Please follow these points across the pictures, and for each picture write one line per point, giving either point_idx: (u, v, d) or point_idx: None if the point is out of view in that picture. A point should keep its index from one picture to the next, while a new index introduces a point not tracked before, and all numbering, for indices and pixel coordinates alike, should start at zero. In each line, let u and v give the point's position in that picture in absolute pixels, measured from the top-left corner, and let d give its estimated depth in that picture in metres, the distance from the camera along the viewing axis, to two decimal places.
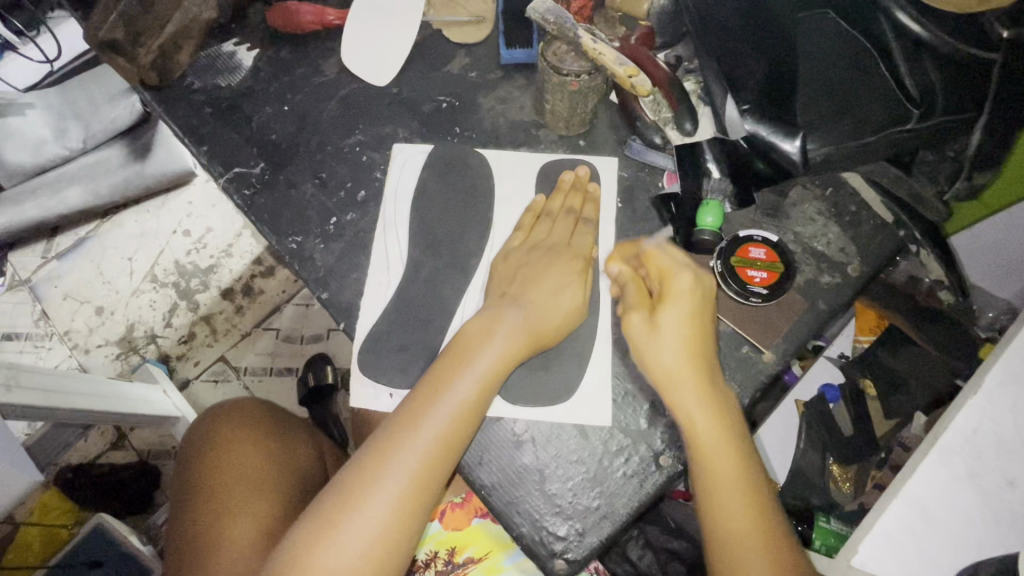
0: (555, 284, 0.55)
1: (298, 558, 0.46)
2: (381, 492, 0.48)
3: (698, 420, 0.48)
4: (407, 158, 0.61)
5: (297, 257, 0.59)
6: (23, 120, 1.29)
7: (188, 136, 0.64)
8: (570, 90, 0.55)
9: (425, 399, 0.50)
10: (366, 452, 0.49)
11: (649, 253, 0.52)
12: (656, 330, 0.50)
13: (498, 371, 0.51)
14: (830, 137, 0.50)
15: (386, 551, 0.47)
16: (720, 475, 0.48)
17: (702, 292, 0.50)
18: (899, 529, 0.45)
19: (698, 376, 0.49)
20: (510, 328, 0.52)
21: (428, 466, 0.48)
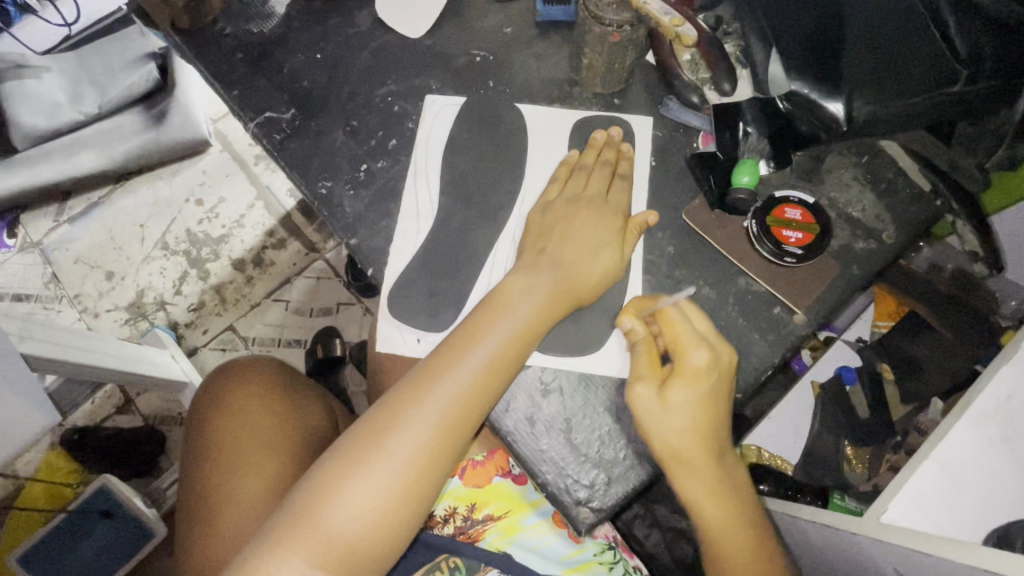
0: (593, 243, 0.54)
1: (321, 490, 0.47)
2: (409, 433, 0.48)
3: (704, 504, 0.49)
4: (439, 110, 0.61)
5: (326, 203, 0.58)
6: (38, 83, 1.31)
7: (219, 81, 0.64)
8: (611, 42, 0.54)
9: (459, 347, 0.50)
10: (393, 396, 0.50)
11: (666, 316, 0.50)
12: (667, 408, 0.48)
13: (534, 324, 0.51)
14: (875, 98, 0.49)
15: (410, 492, 0.48)
16: (733, 559, 0.49)
17: (718, 371, 0.49)
18: (931, 489, 0.45)
19: (705, 459, 0.49)
20: (548, 283, 0.52)
21: (459, 413, 0.48)
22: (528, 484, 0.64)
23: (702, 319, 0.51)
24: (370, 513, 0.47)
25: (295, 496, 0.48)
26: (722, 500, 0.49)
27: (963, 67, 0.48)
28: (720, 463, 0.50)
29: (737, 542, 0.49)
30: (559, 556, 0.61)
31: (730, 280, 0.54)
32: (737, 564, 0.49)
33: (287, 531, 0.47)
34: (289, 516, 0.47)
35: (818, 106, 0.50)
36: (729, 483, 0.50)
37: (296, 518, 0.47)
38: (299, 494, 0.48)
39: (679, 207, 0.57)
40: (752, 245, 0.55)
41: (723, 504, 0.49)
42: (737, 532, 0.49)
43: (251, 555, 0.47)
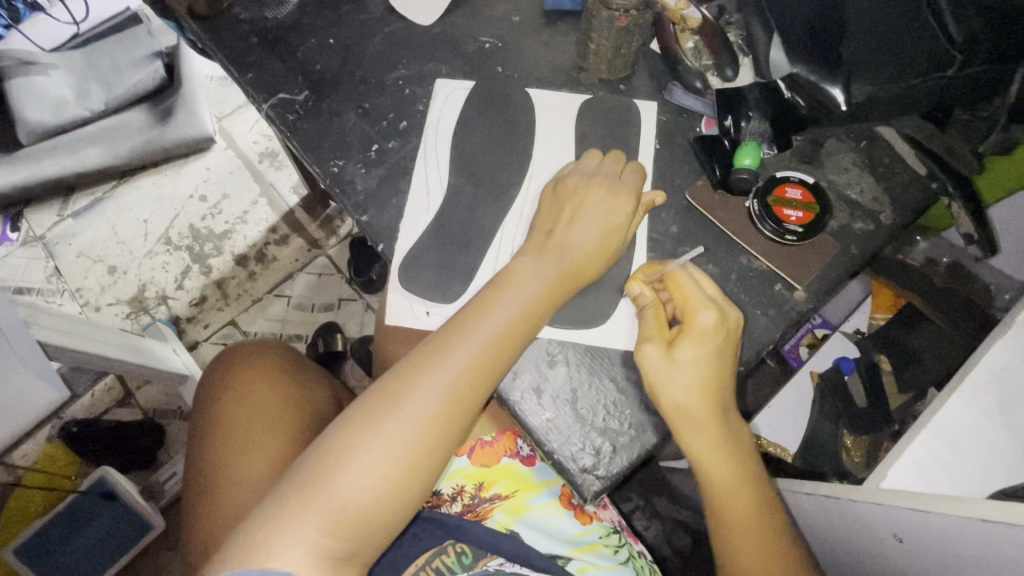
0: (601, 223, 0.54)
1: (332, 455, 0.46)
2: (421, 400, 0.48)
3: (709, 462, 0.50)
4: (449, 93, 0.62)
5: (338, 181, 0.59)
6: (47, 80, 1.37)
7: (234, 63, 0.65)
8: (618, 26, 0.56)
9: (472, 317, 0.51)
10: (405, 364, 0.50)
11: (675, 279, 0.51)
12: (674, 365, 0.49)
13: (546, 297, 0.51)
14: (875, 77, 0.52)
15: (422, 459, 0.48)
16: (736, 520, 0.50)
17: (724, 333, 0.49)
18: (929, 457, 0.46)
19: (712, 417, 0.49)
20: (558, 258, 0.53)
21: (472, 380, 0.49)
22: (535, 465, 0.64)
23: (710, 283, 0.52)
24: (381, 480, 0.46)
25: (303, 463, 0.47)
26: (728, 458, 0.50)
27: (959, 52, 0.48)
28: (726, 422, 0.50)
29: (738, 499, 0.50)
30: (566, 536, 0.61)
31: (732, 258, 0.56)
32: (740, 524, 0.50)
33: (294, 496, 0.45)
34: (297, 483, 0.46)
35: (818, 88, 0.54)
36: (733, 443, 0.51)
37: (303, 485, 0.46)
38: (307, 461, 0.47)
39: (682, 188, 0.58)
40: (755, 225, 0.56)
41: (728, 464, 0.50)
42: (741, 493, 0.50)
43: (256, 521, 0.45)
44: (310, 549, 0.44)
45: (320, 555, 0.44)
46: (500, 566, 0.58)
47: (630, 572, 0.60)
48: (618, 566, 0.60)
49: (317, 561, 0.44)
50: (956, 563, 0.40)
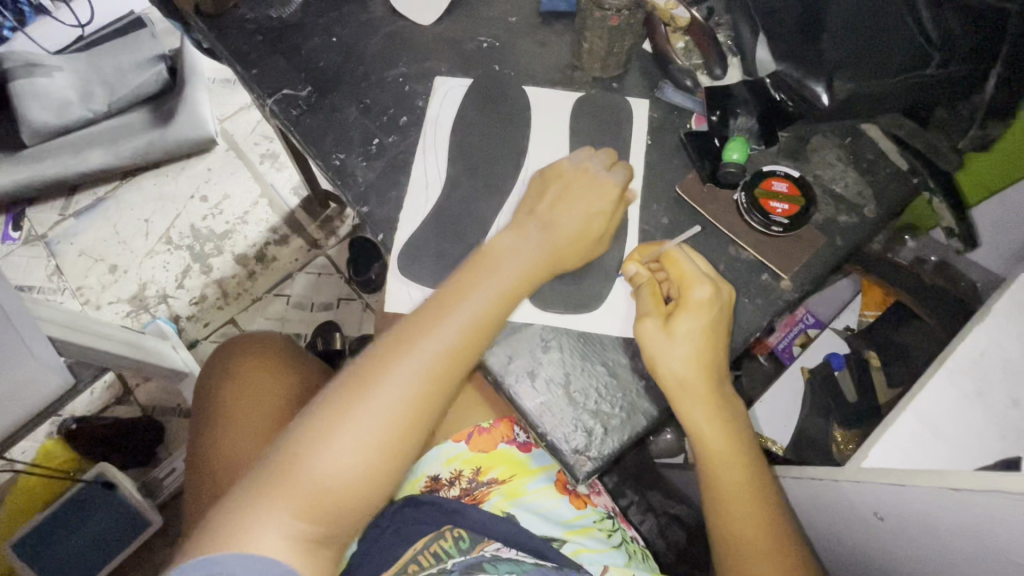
0: (583, 211, 0.56)
1: (305, 441, 0.47)
2: (396, 381, 0.49)
3: (707, 434, 0.51)
4: (448, 90, 0.64)
5: (340, 174, 0.61)
6: (50, 81, 1.39)
7: (238, 60, 0.67)
8: (610, 25, 0.58)
9: (445, 302, 0.52)
10: (381, 347, 0.51)
11: (671, 257, 0.54)
12: (672, 337, 0.51)
13: (521, 282, 0.53)
14: (856, 75, 0.53)
15: (398, 440, 0.49)
16: (730, 490, 0.51)
17: (719, 305, 0.52)
18: (909, 439, 0.47)
19: (709, 388, 0.51)
20: (531, 246, 0.54)
21: (447, 363, 0.50)
22: (532, 451, 0.66)
23: (704, 261, 0.54)
24: (355, 464, 0.47)
25: (276, 450, 0.48)
26: (723, 429, 0.52)
27: (934, 52, 0.51)
28: (722, 394, 0.52)
29: (733, 470, 0.52)
30: (562, 519, 0.62)
31: (721, 248, 0.58)
32: (734, 494, 0.51)
33: (268, 482, 0.46)
34: (270, 469, 0.46)
35: (803, 85, 0.56)
36: (728, 415, 0.53)
37: (277, 471, 0.46)
38: (280, 448, 0.48)
39: (673, 181, 0.60)
40: (743, 218, 0.58)
41: (724, 435, 0.52)
42: (735, 464, 0.52)
43: (228, 507, 0.45)
44: (284, 534, 0.44)
45: (295, 540, 0.44)
46: (497, 551, 0.57)
47: (624, 555, 0.61)
48: (612, 548, 0.61)
49: (292, 545, 0.44)
50: (933, 531, 0.42)
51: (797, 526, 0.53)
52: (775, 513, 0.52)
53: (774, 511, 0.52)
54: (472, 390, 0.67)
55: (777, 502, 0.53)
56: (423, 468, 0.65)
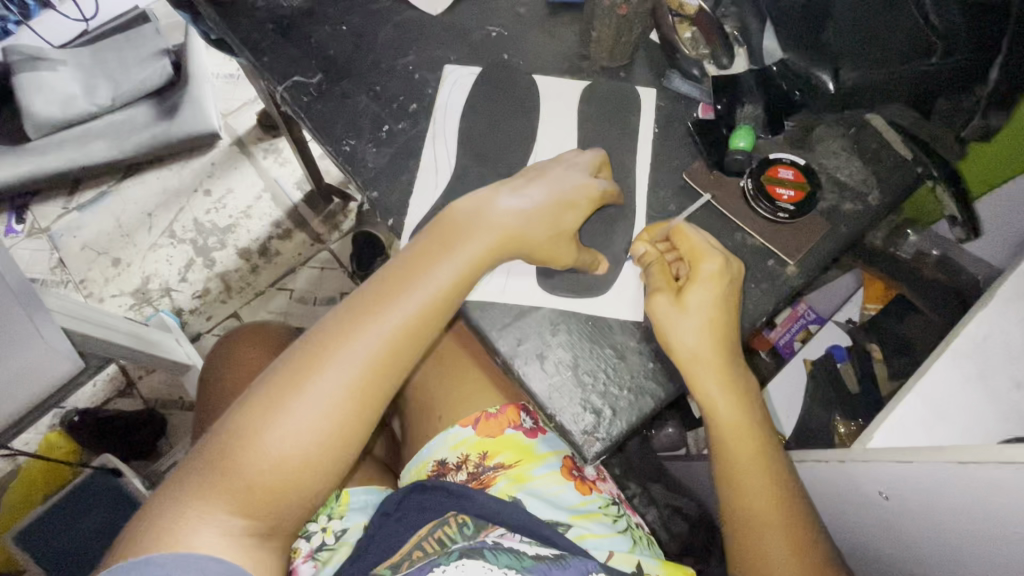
0: (551, 204, 0.54)
1: (239, 438, 0.47)
2: (333, 373, 0.49)
3: (719, 405, 0.52)
4: (457, 78, 0.65)
5: (350, 159, 0.62)
6: (54, 75, 1.40)
7: (249, 48, 0.68)
8: (619, 14, 0.59)
9: (385, 294, 0.52)
10: (320, 337, 0.51)
11: (681, 231, 0.54)
12: (684, 310, 0.51)
13: (467, 273, 0.53)
14: (860, 62, 0.56)
15: (337, 429, 0.49)
16: (743, 461, 0.52)
17: (729, 278, 0.52)
18: (912, 420, 0.48)
19: (722, 360, 0.51)
20: (479, 236, 0.53)
21: (386, 356, 0.50)
22: (537, 437, 0.67)
23: (713, 236, 0.55)
24: (292, 458, 0.48)
25: (211, 446, 0.48)
26: (737, 401, 0.52)
27: (940, 40, 0.51)
28: (735, 367, 0.52)
29: (744, 443, 0.52)
30: (567, 504, 0.63)
31: (728, 234, 0.58)
32: (745, 467, 0.52)
33: (205, 479, 0.47)
34: (206, 465, 0.47)
35: (807, 73, 0.59)
36: (742, 387, 0.53)
37: (213, 467, 0.47)
38: (215, 443, 0.48)
39: (680, 169, 0.61)
40: (749, 205, 0.59)
41: (736, 407, 0.52)
42: (747, 436, 0.52)
43: (166, 504, 0.47)
44: (223, 529, 0.46)
45: (232, 535, 0.46)
46: (501, 537, 0.57)
47: (628, 541, 0.61)
48: (617, 534, 0.61)
49: (230, 540, 0.46)
50: (936, 506, 0.43)
51: (807, 497, 0.54)
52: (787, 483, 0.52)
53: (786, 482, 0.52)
54: (476, 379, 0.68)
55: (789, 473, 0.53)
56: (429, 453, 0.66)
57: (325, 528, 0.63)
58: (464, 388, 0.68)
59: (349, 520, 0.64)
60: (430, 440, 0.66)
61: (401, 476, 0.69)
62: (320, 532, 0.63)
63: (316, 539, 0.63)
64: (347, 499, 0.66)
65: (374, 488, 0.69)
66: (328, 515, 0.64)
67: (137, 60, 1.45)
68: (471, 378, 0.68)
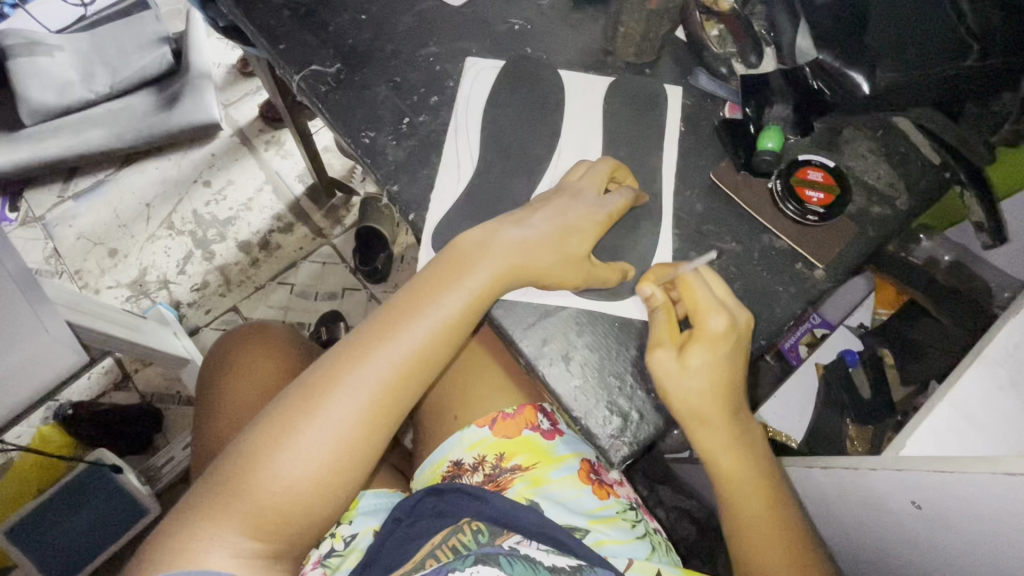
0: (555, 231, 0.53)
1: (250, 459, 0.46)
2: (347, 393, 0.48)
3: (721, 458, 0.51)
4: (480, 71, 0.64)
5: (369, 152, 0.60)
6: (50, 61, 1.37)
7: (265, 35, 0.66)
8: (649, 9, 0.58)
9: (399, 316, 0.51)
10: (336, 355, 0.50)
11: (686, 282, 0.51)
12: (686, 370, 0.49)
13: (483, 294, 0.51)
14: (894, 65, 0.53)
15: (351, 452, 0.48)
16: (747, 514, 0.51)
17: (733, 337, 0.50)
18: (944, 427, 0.48)
19: (723, 418, 0.50)
20: (494, 258, 0.52)
21: (399, 378, 0.49)
22: (556, 439, 0.65)
23: (721, 287, 0.51)
24: (302, 482, 0.46)
25: (221, 467, 0.47)
26: (739, 454, 0.51)
27: (976, 41, 0.51)
28: (737, 417, 0.51)
29: (751, 495, 0.51)
30: (584, 509, 0.61)
31: (755, 237, 0.57)
32: (756, 514, 0.51)
33: (214, 501, 0.45)
34: (217, 486, 0.46)
35: (841, 74, 0.56)
36: (744, 437, 0.52)
37: (222, 488, 0.46)
38: (225, 465, 0.47)
39: (707, 168, 0.60)
40: (777, 207, 0.58)
41: (740, 459, 0.51)
42: (754, 489, 0.51)
43: (176, 525, 0.45)
44: (233, 551, 0.44)
45: (244, 557, 0.45)
46: (517, 544, 0.54)
47: (647, 547, 0.60)
48: (636, 540, 0.60)
49: (240, 561, 0.44)
50: (969, 516, 0.43)
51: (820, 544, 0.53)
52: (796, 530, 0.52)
53: (794, 527, 0.52)
54: (494, 376, 0.68)
55: (799, 523, 0.52)
56: (445, 453, 0.64)
57: (333, 534, 0.62)
58: (479, 389, 0.67)
59: (358, 525, 0.63)
60: (445, 440, 0.65)
61: (416, 475, 0.68)
62: (329, 538, 0.62)
63: (325, 545, 0.61)
64: (357, 505, 0.65)
65: (382, 492, 0.67)
66: (337, 521, 0.63)
67: (137, 47, 1.42)
68: (488, 378, 0.68)
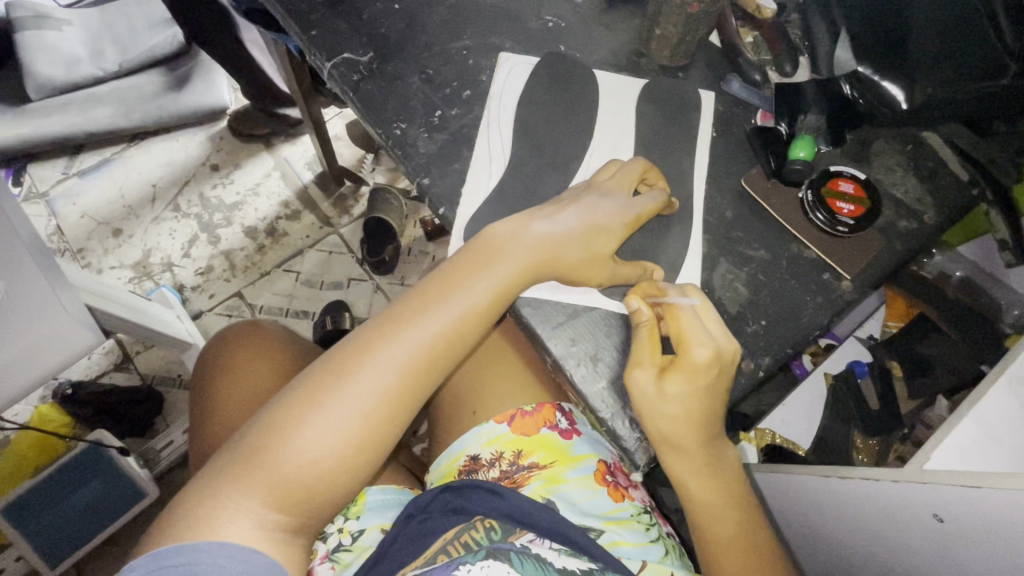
0: (584, 229, 0.53)
1: (275, 431, 0.46)
2: (374, 372, 0.47)
3: (693, 486, 0.52)
4: (513, 66, 0.63)
5: (400, 143, 0.60)
6: (58, 35, 1.36)
7: (295, 20, 0.65)
8: (689, 12, 0.57)
9: (428, 300, 0.50)
10: (363, 335, 0.50)
11: (674, 310, 0.51)
12: (663, 397, 0.49)
13: (509, 285, 0.51)
14: (942, 78, 0.54)
15: (374, 431, 0.47)
16: (722, 541, 0.53)
17: (717, 369, 0.50)
18: (970, 443, 0.48)
19: (697, 447, 0.51)
20: (522, 251, 0.52)
21: (425, 361, 0.49)
22: (573, 439, 0.65)
23: (712, 318, 0.51)
24: (327, 458, 0.46)
25: (245, 437, 0.46)
26: (710, 482, 0.52)
27: (1012, 60, 0.51)
28: (709, 446, 0.52)
29: (722, 523, 0.52)
30: (599, 511, 0.61)
31: (784, 245, 0.57)
32: (728, 542, 0.52)
33: (236, 470, 0.45)
34: (240, 456, 0.45)
35: (878, 87, 0.57)
36: (718, 466, 0.53)
37: (245, 459, 0.45)
38: (248, 437, 0.46)
39: (738, 175, 0.60)
40: (806, 215, 0.58)
41: (712, 489, 0.52)
42: (728, 519, 0.53)
43: (197, 495, 0.44)
44: (256, 523, 0.44)
45: (269, 529, 0.44)
46: (529, 542, 0.54)
47: (661, 550, 0.60)
48: (650, 543, 0.60)
49: (262, 535, 0.44)
50: (1001, 530, 0.42)
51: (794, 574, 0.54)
52: (768, 558, 0.53)
53: (771, 555, 0.53)
54: (510, 374, 0.68)
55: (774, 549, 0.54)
56: (462, 448, 0.64)
57: (341, 529, 0.62)
58: (497, 386, 0.67)
59: (366, 521, 0.62)
60: (463, 435, 0.65)
61: (431, 469, 0.68)
62: (337, 533, 0.62)
63: (333, 540, 0.61)
64: (364, 500, 0.64)
65: (389, 489, 0.67)
66: (344, 516, 0.63)
67: (148, 26, 1.40)
68: (506, 375, 0.68)
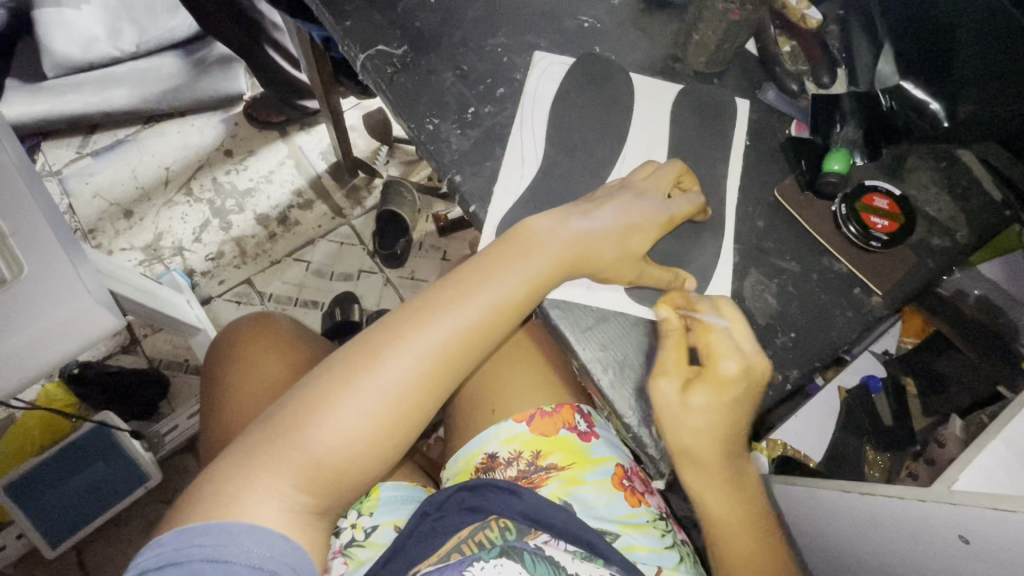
0: (620, 227, 0.53)
1: (308, 411, 0.46)
2: (407, 358, 0.47)
3: (710, 499, 0.52)
4: (547, 66, 0.63)
5: (433, 138, 0.59)
6: (77, 14, 1.33)
7: (330, 10, 0.64)
8: (730, 19, 0.57)
9: (464, 289, 0.50)
10: (397, 319, 0.49)
11: (705, 325, 0.51)
12: (685, 407, 0.49)
13: (545, 278, 0.51)
14: (978, 96, 0.54)
15: (404, 417, 0.47)
16: (736, 555, 0.52)
17: (746, 384, 0.49)
18: (999, 465, 0.48)
19: (717, 461, 0.50)
20: (558, 245, 0.51)
21: (458, 350, 0.49)
22: (592, 441, 0.65)
23: (744, 333, 0.51)
24: (357, 442, 0.46)
25: (278, 414, 0.46)
26: (729, 499, 0.52)
27: None
28: (731, 462, 0.52)
29: (739, 541, 0.52)
30: (615, 514, 0.61)
31: (815, 258, 0.57)
32: (745, 561, 0.52)
33: (267, 447, 0.45)
34: (272, 434, 0.45)
35: (911, 94, 0.59)
36: (738, 483, 0.52)
37: (277, 437, 0.45)
38: (281, 414, 0.46)
39: (771, 185, 0.60)
40: (838, 229, 0.58)
41: (732, 507, 0.52)
42: (747, 536, 0.52)
43: (224, 473, 0.44)
44: (285, 505, 0.43)
45: (295, 511, 0.44)
46: (544, 544, 0.55)
47: (675, 557, 0.60)
48: (665, 549, 0.60)
49: (291, 516, 0.44)
50: None
51: None
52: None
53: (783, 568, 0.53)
54: (530, 373, 0.68)
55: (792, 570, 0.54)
56: (480, 445, 0.64)
57: (354, 525, 0.61)
58: (517, 385, 0.67)
59: (379, 517, 0.62)
60: (481, 432, 0.65)
61: (447, 466, 0.67)
62: (350, 528, 0.61)
63: (346, 535, 0.61)
64: (378, 495, 0.64)
65: (402, 486, 0.66)
66: (357, 511, 0.62)
67: (165, 7, 1.39)
68: (525, 373, 0.68)
